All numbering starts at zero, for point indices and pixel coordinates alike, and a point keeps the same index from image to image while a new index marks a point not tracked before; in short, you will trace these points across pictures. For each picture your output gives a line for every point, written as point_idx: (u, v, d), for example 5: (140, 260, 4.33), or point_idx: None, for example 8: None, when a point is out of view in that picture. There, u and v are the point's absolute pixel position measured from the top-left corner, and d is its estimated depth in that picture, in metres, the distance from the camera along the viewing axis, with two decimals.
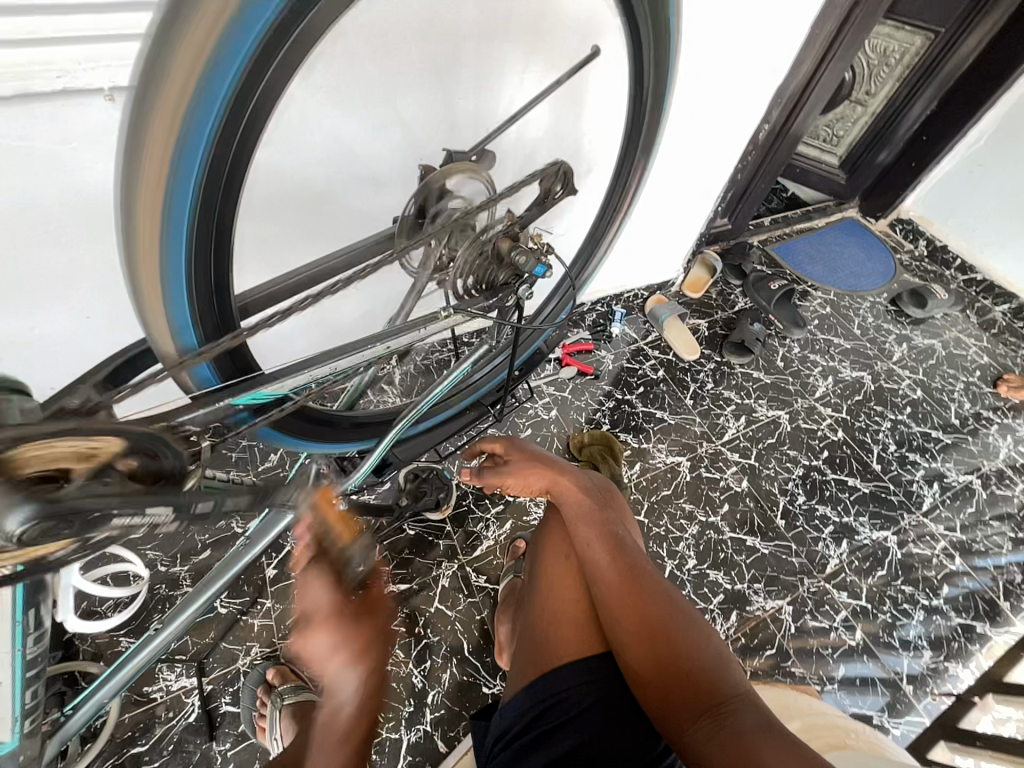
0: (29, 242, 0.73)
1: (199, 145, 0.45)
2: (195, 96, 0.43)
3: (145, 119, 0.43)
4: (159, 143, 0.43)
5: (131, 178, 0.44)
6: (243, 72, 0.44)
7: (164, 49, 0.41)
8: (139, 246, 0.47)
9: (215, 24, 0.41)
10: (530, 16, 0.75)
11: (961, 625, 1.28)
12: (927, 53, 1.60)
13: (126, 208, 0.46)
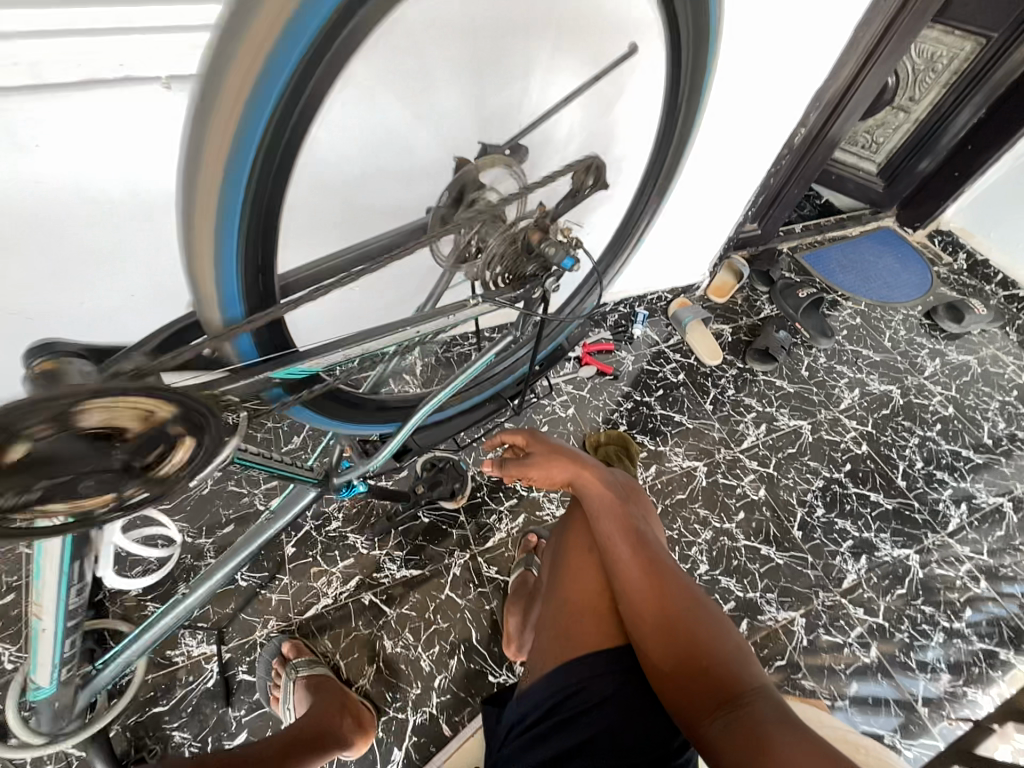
0: (83, 221, 0.77)
1: (259, 124, 0.47)
2: (259, 78, 0.44)
3: (210, 99, 0.44)
4: (225, 117, 0.45)
5: (193, 157, 0.46)
6: (303, 58, 0.46)
7: (232, 33, 0.42)
8: (196, 223, 0.49)
9: (283, 10, 0.42)
10: (570, 14, 0.76)
11: (983, 651, 1.24)
12: (978, 59, 1.55)
13: (187, 187, 0.47)
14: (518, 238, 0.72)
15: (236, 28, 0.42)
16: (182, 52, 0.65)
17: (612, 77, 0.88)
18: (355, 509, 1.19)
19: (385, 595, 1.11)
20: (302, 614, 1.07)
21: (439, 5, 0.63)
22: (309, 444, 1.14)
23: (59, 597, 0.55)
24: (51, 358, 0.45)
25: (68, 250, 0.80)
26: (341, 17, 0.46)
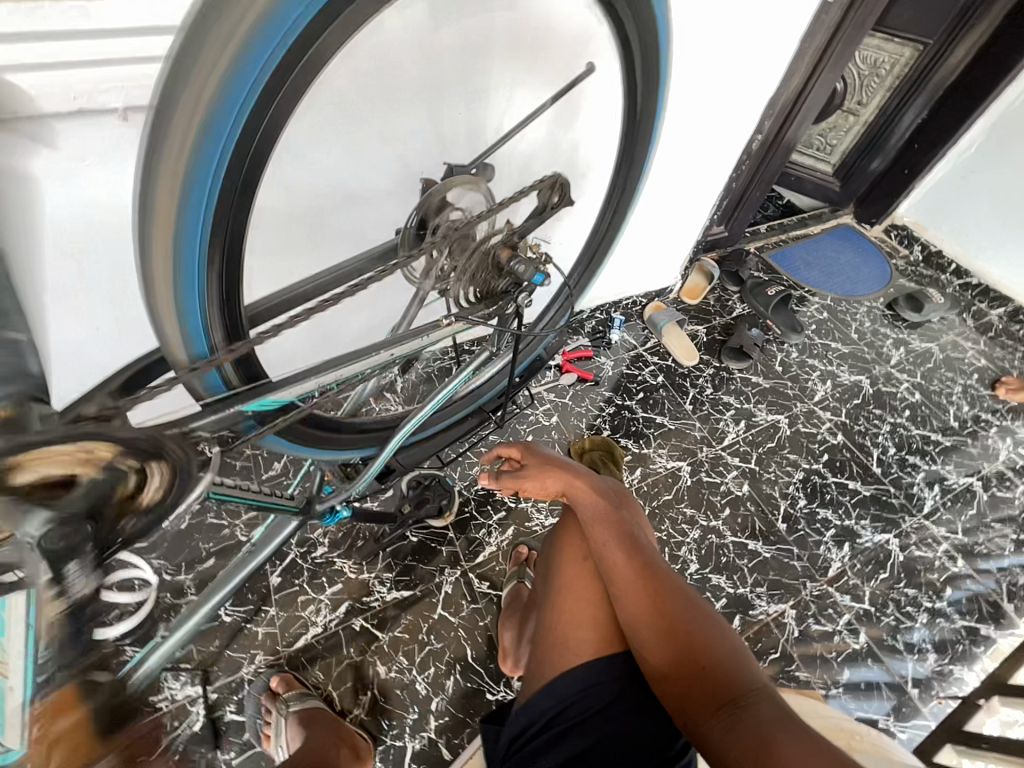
0: (41, 256, 0.75)
1: (214, 157, 0.46)
2: (212, 113, 0.45)
3: (164, 131, 0.44)
4: (179, 135, 0.44)
5: (149, 189, 0.46)
6: (256, 90, 0.46)
7: (183, 69, 0.42)
8: (155, 248, 0.48)
9: (231, 45, 0.43)
10: (526, 34, 0.77)
11: (965, 628, 1.28)
12: (916, 64, 1.65)
13: (144, 217, 0.47)
14: (491, 255, 0.74)
15: (188, 64, 0.43)
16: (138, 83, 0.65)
17: (573, 91, 0.89)
18: (341, 533, 1.16)
19: (377, 619, 1.08)
20: (290, 645, 1.04)
21: (400, 34, 0.64)
22: (291, 470, 1.12)
23: None
24: (8, 403, 0.43)
25: (27, 286, 0.78)
26: (297, 49, 0.46)
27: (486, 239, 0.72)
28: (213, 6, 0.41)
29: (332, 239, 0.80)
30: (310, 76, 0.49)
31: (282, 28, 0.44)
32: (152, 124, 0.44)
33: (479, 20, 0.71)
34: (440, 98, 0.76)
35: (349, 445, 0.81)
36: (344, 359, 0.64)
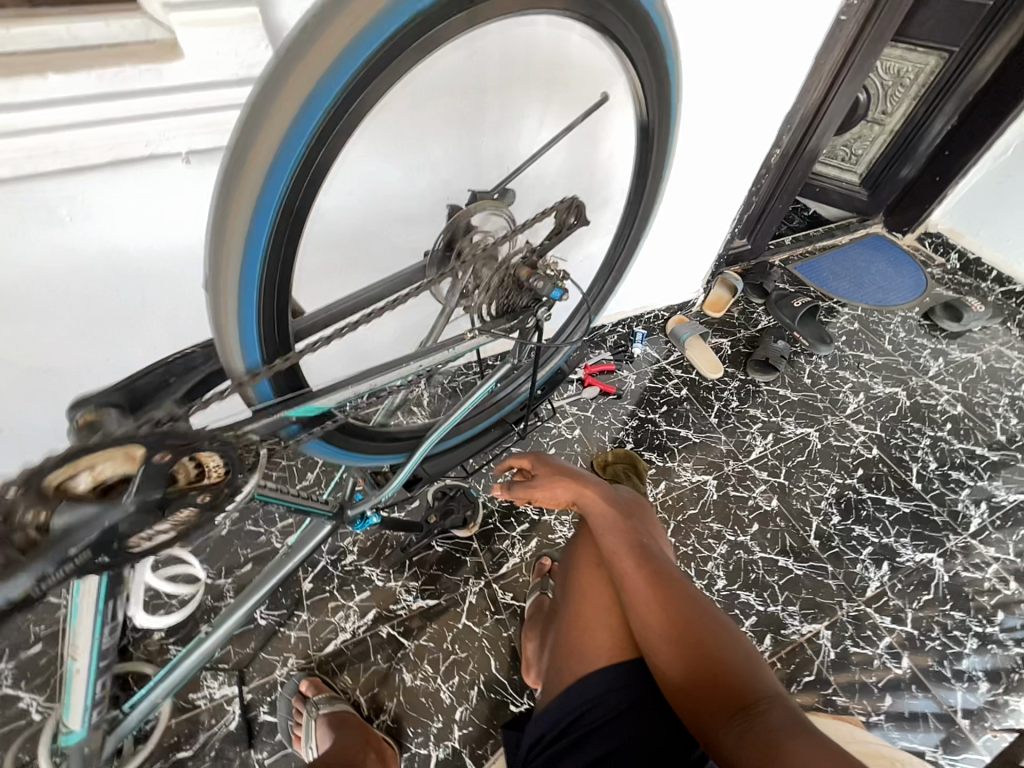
0: (110, 283, 0.84)
1: (277, 188, 0.51)
2: (280, 149, 0.49)
3: (236, 165, 0.48)
4: (251, 170, 0.48)
5: (219, 216, 0.49)
6: (316, 129, 0.50)
7: (259, 110, 0.46)
8: (223, 272, 0.51)
9: (300, 91, 0.47)
10: (550, 69, 0.82)
11: (1021, 656, 1.19)
12: (942, 72, 1.63)
13: (212, 242, 0.50)
14: (511, 273, 0.77)
15: (264, 107, 0.46)
16: (201, 128, 0.72)
17: (591, 117, 0.93)
18: (370, 542, 1.20)
19: (403, 628, 1.11)
20: (321, 650, 1.08)
21: (435, 77, 0.70)
22: (323, 479, 1.18)
23: (92, 636, 0.58)
24: (90, 409, 0.50)
25: (97, 308, 0.87)
26: (349, 95, 0.51)
27: (508, 259, 0.76)
28: (290, 56, 0.45)
29: (368, 260, 0.88)
30: (361, 117, 0.53)
31: (342, 74, 0.49)
32: (226, 162, 0.48)
33: (506, 59, 0.77)
34: (463, 130, 0.81)
35: (382, 453, 0.85)
36: (376, 370, 0.68)
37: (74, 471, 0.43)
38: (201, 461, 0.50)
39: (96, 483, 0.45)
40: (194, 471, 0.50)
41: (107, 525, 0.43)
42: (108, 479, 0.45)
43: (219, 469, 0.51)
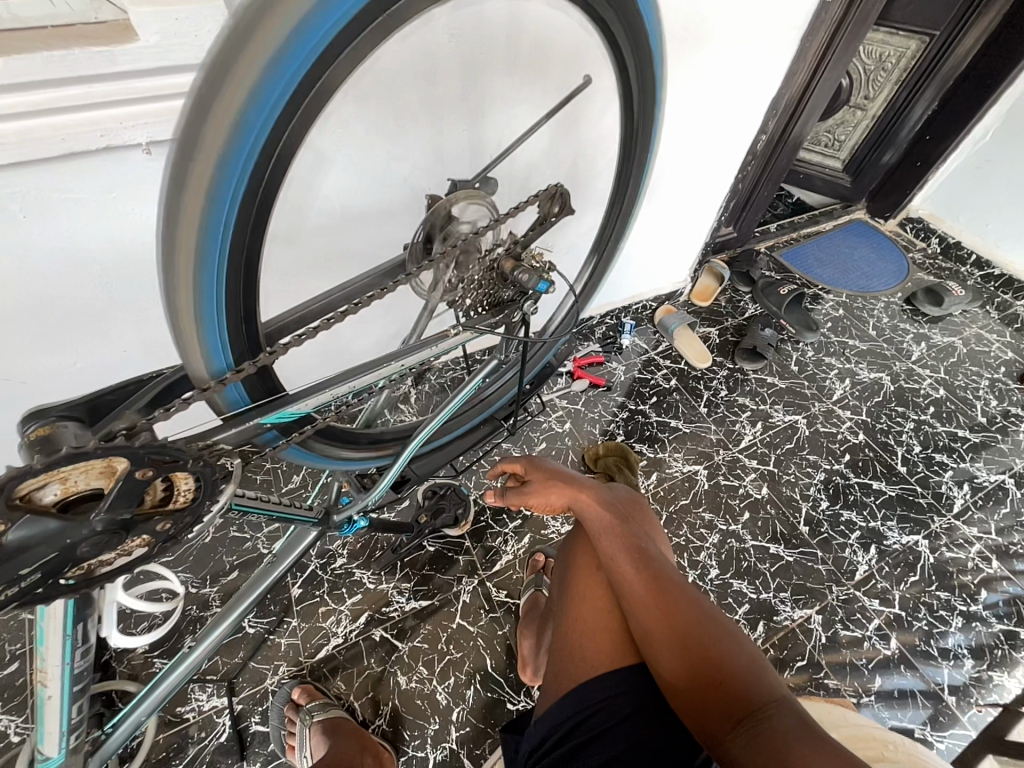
0: (69, 283, 0.79)
1: (236, 174, 0.47)
2: (236, 131, 0.45)
3: (189, 149, 0.44)
4: (205, 152, 0.44)
5: (174, 207, 0.45)
6: (277, 108, 0.46)
7: (209, 87, 0.42)
8: (178, 265, 0.47)
9: (256, 67, 0.43)
10: (531, 51, 0.79)
11: (1004, 632, 1.22)
12: (923, 55, 1.62)
13: (166, 235, 0.46)
14: (493, 267, 0.74)
15: (215, 83, 0.42)
16: (161, 116, 0.68)
17: (575, 101, 0.91)
18: (360, 544, 1.18)
19: (396, 629, 1.09)
20: (312, 656, 1.05)
21: (406, 57, 0.67)
22: (309, 483, 1.15)
23: (64, 660, 0.55)
24: (44, 423, 0.45)
25: (59, 312, 0.82)
26: (311, 73, 0.46)
27: (490, 251, 0.72)
28: (245, 23, 0.41)
29: (345, 254, 0.85)
30: (327, 98, 0.49)
31: (305, 47, 0.44)
32: (176, 141, 0.43)
33: (484, 39, 0.73)
34: (440, 117, 0.78)
35: (365, 456, 0.83)
36: (356, 370, 0.64)
37: (38, 487, 0.40)
38: (173, 481, 0.46)
39: (62, 497, 0.42)
40: (162, 490, 0.46)
41: (65, 545, 0.40)
42: (68, 495, 0.42)
43: (188, 491, 0.48)
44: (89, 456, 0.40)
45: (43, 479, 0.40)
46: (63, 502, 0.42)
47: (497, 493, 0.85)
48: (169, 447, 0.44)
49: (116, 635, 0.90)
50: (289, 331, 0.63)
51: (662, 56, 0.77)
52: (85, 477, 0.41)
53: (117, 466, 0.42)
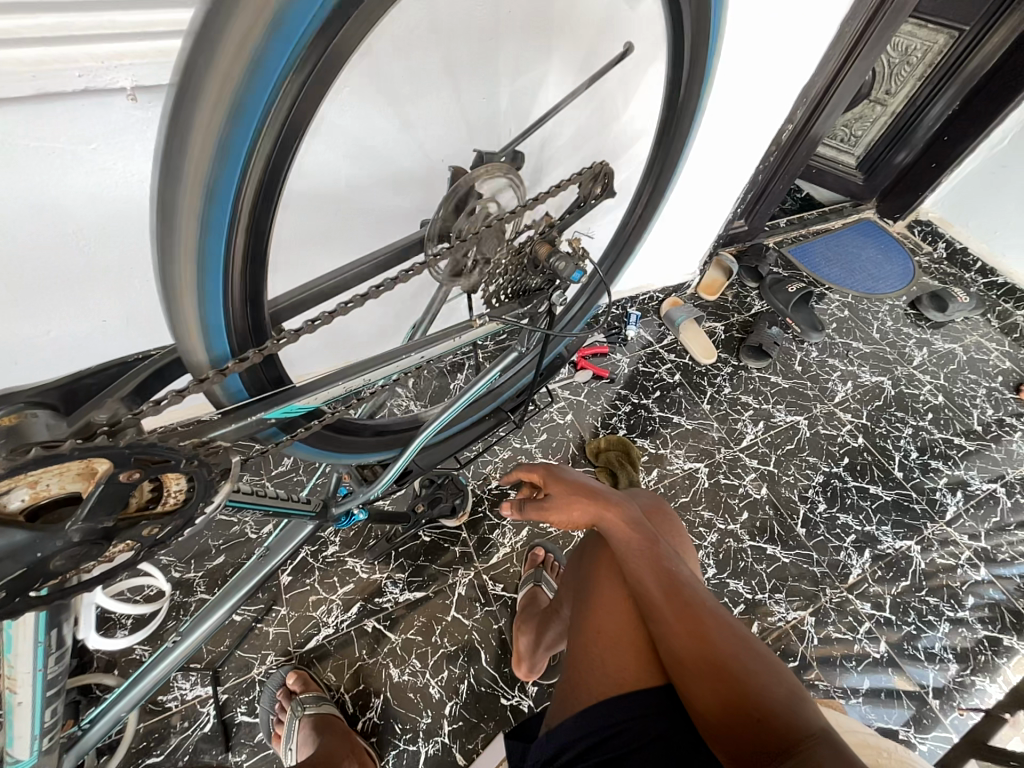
0: (38, 241, 0.71)
1: (246, 133, 0.40)
2: (246, 84, 0.38)
3: (192, 103, 0.37)
4: (209, 105, 0.37)
5: (171, 168, 0.38)
6: (296, 57, 0.39)
7: (214, 28, 0.35)
8: (176, 236, 0.41)
9: (276, 8, 0.36)
10: (564, 14, 0.72)
11: (987, 638, 1.24)
12: (949, 53, 1.57)
13: (163, 203, 0.40)
14: (526, 251, 0.69)
15: (222, 25, 0.35)
16: (148, 57, 0.60)
17: (605, 74, 0.84)
18: (352, 532, 1.14)
19: (388, 620, 1.06)
20: (301, 646, 1.02)
21: (429, 14, 0.61)
22: (301, 468, 1.11)
23: (35, 666, 0.51)
24: (8, 411, 0.39)
25: (30, 276, 0.75)
26: (335, 19, 0.39)
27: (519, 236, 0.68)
28: None
29: (348, 232, 0.79)
30: (350, 47, 0.43)
31: None
32: (174, 87, 0.36)
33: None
34: (462, 85, 0.71)
35: (367, 449, 0.77)
36: (370, 363, 0.59)
37: (1, 497, 0.35)
38: (163, 483, 0.42)
39: (31, 504, 0.37)
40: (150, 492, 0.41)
41: (36, 551, 0.36)
42: (38, 498, 0.37)
43: (180, 492, 0.43)
44: (64, 458, 0.35)
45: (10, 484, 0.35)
46: (33, 507, 0.37)
47: (513, 505, 0.81)
48: (159, 446, 0.38)
49: (93, 637, 0.87)
50: (296, 312, 0.57)
51: (720, 33, 0.71)
52: (60, 479, 0.36)
53: (96, 468, 0.37)
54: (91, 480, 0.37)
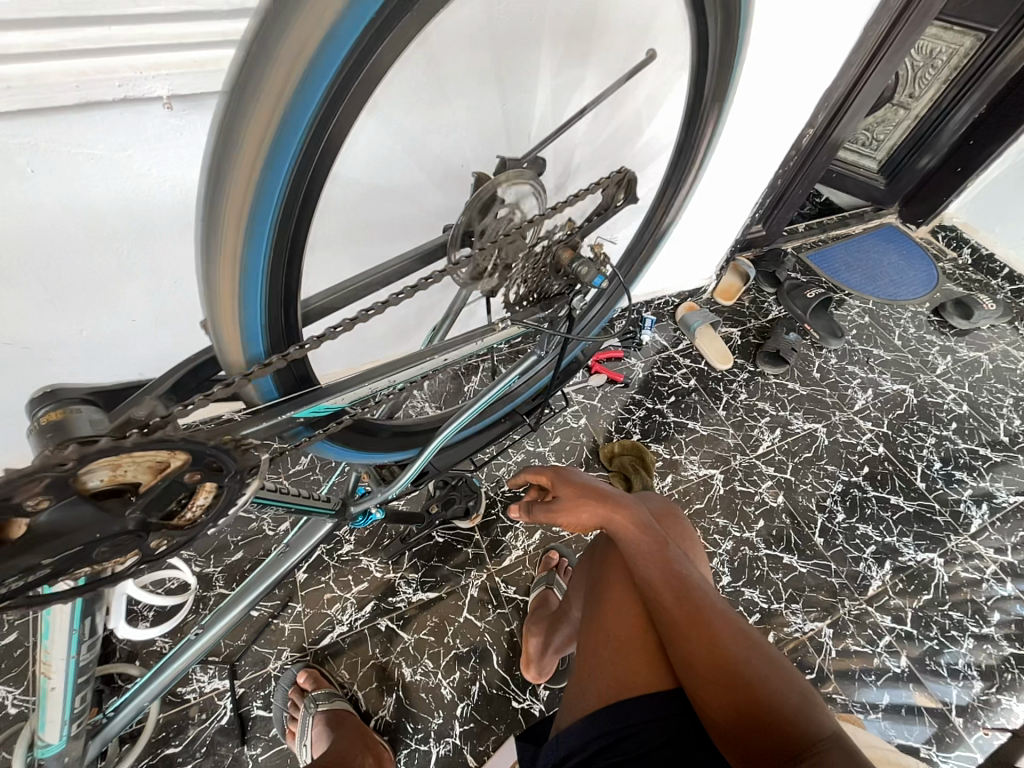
0: (71, 244, 0.74)
1: (290, 145, 0.41)
2: (292, 100, 0.39)
3: (240, 118, 0.38)
4: (256, 119, 0.38)
5: (218, 179, 0.40)
6: (338, 74, 0.40)
7: (265, 48, 0.36)
8: (221, 244, 0.42)
9: (322, 27, 0.37)
10: (587, 22, 0.73)
11: (1013, 655, 1.20)
12: (975, 57, 1.54)
13: (211, 212, 0.41)
14: (545, 256, 0.70)
15: (273, 44, 0.36)
16: (185, 67, 0.62)
17: (626, 82, 0.85)
18: (367, 531, 1.16)
19: (401, 620, 1.07)
20: (316, 642, 1.04)
21: (461, 25, 0.62)
22: (318, 467, 1.13)
23: (69, 653, 0.53)
24: (58, 407, 0.41)
25: (66, 277, 0.77)
26: (375, 35, 0.41)
27: (540, 241, 0.68)
28: None
29: (372, 235, 0.81)
30: (388, 60, 0.44)
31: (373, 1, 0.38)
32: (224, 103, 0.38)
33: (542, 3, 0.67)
34: (487, 91, 0.72)
35: (386, 448, 0.78)
36: (393, 365, 0.60)
37: (83, 475, 0.36)
38: (201, 493, 0.44)
39: (102, 485, 0.38)
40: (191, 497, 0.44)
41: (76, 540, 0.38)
42: (109, 482, 0.38)
43: (205, 504, 0.45)
44: (158, 447, 0.38)
45: (100, 465, 0.37)
46: (97, 489, 0.38)
47: (521, 507, 0.82)
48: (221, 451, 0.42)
49: (123, 626, 0.88)
50: (325, 314, 0.58)
51: (744, 39, 0.71)
52: (136, 468, 0.39)
53: (176, 463, 0.40)
54: (167, 472, 0.40)
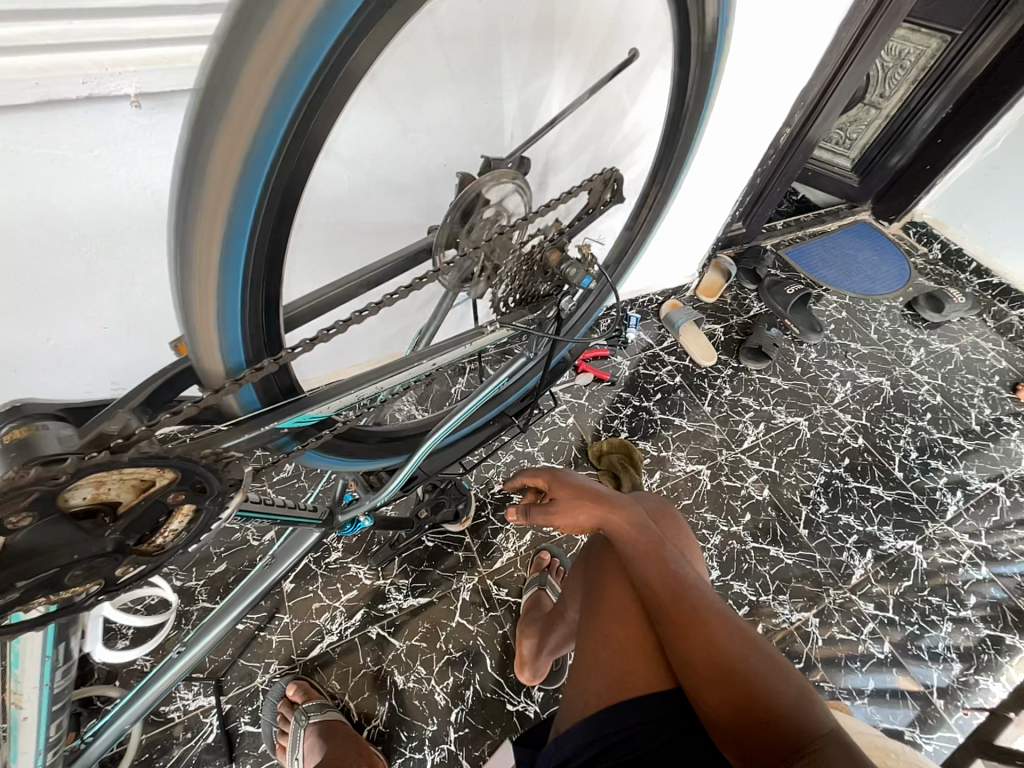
0: (33, 249, 0.70)
1: (269, 146, 0.39)
2: (270, 99, 0.37)
3: (214, 120, 0.36)
4: (233, 119, 0.36)
5: (193, 183, 0.38)
6: (317, 72, 0.39)
7: (239, 45, 0.34)
8: (197, 252, 0.40)
9: (300, 24, 0.35)
10: (568, 21, 0.72)
11: (989, 637, 1.25)
12: (941, 58, 1.59)
13: (185, 219, 0.39)
14: (532, 258, 0.69)
15: (248, 40, 0.34)
16: (154, 63, 0.60)
17: (608, 82, 0.85)
18: (355, 538, 1.14)
19: (392, 627, 1.06)
20: (305, 653, 1.01)
21: (441, 25, 0.61)
22: (304, 475, 1.10)
23: (42, 681, 0.50)
24: (20, 425, 0.39)
25: (29, 284, 0.74)
26: (355, 33, 0.39)
27: (525, 242, 0.67)
28: None
29: (353, 239, 0.80)
30: (368, 58, 0.43)
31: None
32: (197, 104, 0.36)
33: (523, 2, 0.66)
34: (468, 91, 0.71)
35: (375, 455, 0.77)
36: (382, 371, 0.59)
37: (68, 493, 0.35)
38: (179, 515, 0.43)
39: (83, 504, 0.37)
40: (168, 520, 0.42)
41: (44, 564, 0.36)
42: (89, 501, 0.37)
43: (179, 526, 0.44)
44: (146, 463, 0.38)
45: (85, 483, 0.36)
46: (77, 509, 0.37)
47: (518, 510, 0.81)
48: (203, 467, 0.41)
49: (100, 651, 0.85)
50: (308, 320, 0.57)
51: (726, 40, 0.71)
52: (122, 486, 0.38)
53: (162, 481, 0.39)
54: (151, 491, 0.39)
